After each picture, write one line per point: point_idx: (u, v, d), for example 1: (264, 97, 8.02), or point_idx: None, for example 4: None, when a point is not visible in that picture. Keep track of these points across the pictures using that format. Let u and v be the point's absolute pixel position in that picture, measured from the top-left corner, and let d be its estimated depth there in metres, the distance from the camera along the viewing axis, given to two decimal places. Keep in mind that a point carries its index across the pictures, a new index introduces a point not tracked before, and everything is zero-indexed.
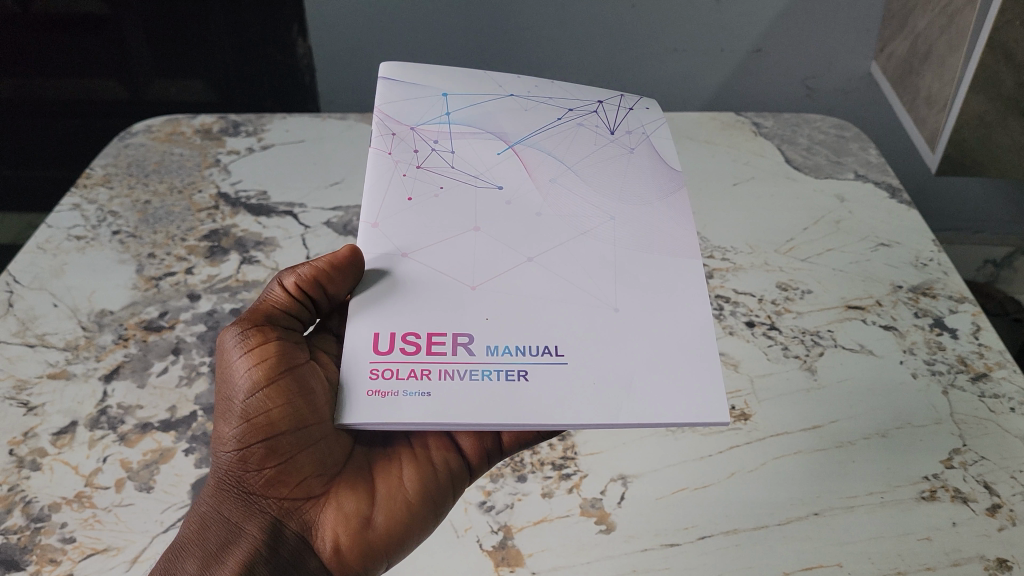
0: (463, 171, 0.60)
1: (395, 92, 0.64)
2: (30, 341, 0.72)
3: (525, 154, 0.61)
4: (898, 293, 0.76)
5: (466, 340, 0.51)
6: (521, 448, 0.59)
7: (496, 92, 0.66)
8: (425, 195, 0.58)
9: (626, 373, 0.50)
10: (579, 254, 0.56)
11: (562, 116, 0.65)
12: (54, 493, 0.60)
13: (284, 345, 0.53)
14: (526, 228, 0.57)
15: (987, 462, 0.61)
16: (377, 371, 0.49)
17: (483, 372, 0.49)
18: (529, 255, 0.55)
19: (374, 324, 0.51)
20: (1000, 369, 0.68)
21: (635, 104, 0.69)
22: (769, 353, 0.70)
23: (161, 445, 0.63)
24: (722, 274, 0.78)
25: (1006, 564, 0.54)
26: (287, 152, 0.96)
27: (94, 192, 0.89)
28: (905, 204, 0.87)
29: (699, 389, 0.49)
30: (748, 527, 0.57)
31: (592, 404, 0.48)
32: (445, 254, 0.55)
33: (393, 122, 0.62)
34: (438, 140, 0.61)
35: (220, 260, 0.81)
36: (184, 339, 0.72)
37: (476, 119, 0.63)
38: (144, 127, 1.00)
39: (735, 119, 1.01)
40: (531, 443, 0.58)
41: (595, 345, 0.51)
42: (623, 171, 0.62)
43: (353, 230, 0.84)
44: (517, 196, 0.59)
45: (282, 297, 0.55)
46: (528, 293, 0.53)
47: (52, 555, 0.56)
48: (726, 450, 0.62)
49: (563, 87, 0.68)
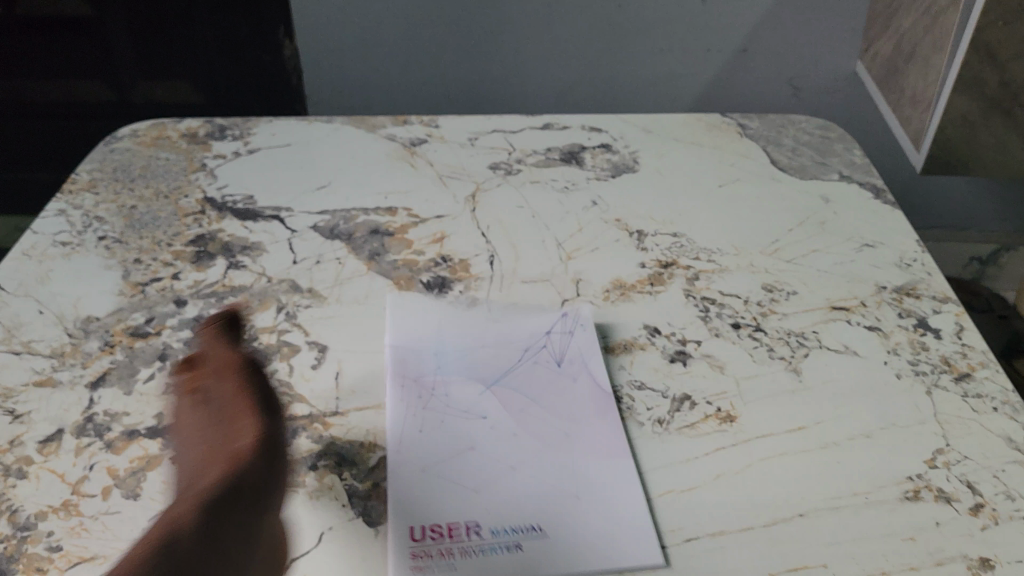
0: (455, 411, 0.66)
1: (395, 351, 0.71)
2: (15, 348, 0.71)
3: (502, 393, 0.68)
4: (882, 294, 0.76)
5: (475, 525, 0.58)
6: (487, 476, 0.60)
7: (470, 340, 0.73)
8: (413, 468, 0.62)
9: (591, 536, 0.57)
10: (533, 489, 0.60)
11: (521, 354, 0.71)
12: (41, 502, 0.60)
13: (234, 371, 0.65)
14: (498, 475, 0.61)
15: (969, 462, 0.61)
16: (417, 553, 0.56)
17: (490, 547, 0.57)
18: (510, 466, 0.62)
19: (403, 521, 0.58)
20: (983, 369, 0.68)
21: (575, 323, 0.74)
22: (754, 355, 0.70)
23: (148, 452, 0.64)
24: (707, 276, 0.78)
25: (989, 564, 0.55)
26: (272, 156, 0.96)
27: (79, 197, 0.89)
28: (889, 205, 0.88)
29: (643, 532, 0.57)
30: (734, 529, 0.57)
31: (567, 552, 0.56)
32: (436, 495, 0.60)
33: (398, 374, 0.69)
34: (437, 387, 0.68)
35: (206, 265, 0.81)
36: (170, 345, 0.72)
37: (463, 359, 0.71)
38: (130, 131, 1.00)
39: (722, 121, 1.02)
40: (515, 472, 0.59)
41: (567, 518, 0.58)
42: (581, 395, 0.67)
43: (340, 234, 0.84)
44: (498, 424, 0.65)
45: (207, 339, 0.69)
46: (512, 502, 0.60)
47: (38, 563, 0.56)
48: (712, 452, 0.62)
49: (520, 320, 0.75)
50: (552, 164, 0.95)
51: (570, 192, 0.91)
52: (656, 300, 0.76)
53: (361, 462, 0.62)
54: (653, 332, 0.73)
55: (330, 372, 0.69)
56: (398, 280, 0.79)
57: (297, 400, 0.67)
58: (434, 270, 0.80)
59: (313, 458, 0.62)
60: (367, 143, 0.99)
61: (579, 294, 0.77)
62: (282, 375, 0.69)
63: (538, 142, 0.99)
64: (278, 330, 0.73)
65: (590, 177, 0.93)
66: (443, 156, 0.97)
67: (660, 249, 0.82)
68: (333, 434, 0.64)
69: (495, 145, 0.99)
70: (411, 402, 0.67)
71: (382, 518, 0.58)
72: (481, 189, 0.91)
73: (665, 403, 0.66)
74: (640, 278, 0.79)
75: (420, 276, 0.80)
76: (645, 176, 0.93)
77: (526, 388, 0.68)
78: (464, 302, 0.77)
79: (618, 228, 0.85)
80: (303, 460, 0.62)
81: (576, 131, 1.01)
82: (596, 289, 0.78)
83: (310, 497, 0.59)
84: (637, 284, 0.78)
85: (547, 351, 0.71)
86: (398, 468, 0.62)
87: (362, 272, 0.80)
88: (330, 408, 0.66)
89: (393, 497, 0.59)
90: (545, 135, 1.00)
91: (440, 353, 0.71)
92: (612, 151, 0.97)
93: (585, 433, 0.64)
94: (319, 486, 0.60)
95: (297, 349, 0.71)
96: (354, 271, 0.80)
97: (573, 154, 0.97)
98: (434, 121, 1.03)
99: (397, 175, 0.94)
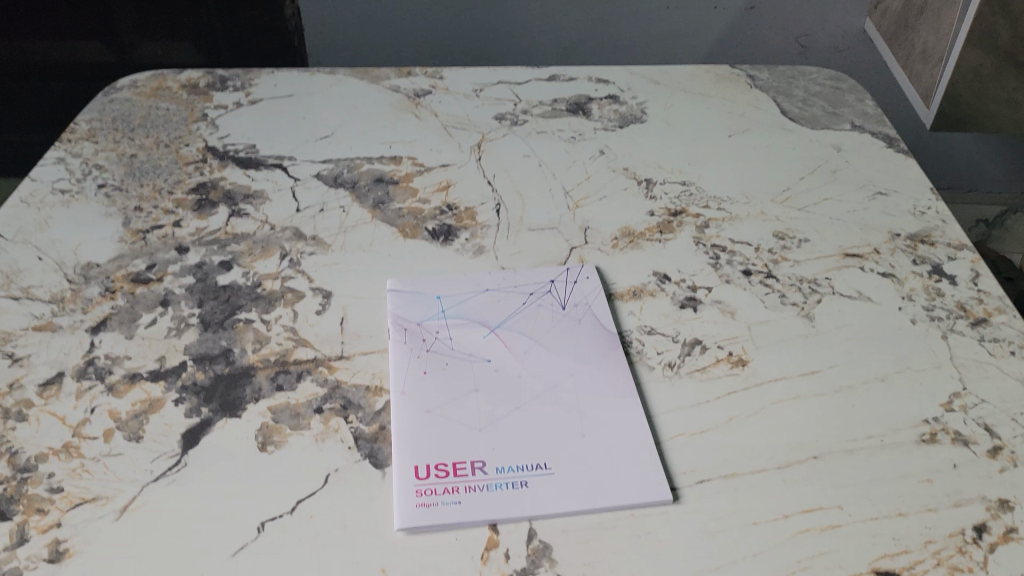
0: (460, 351, 0.65)
1: (396, 298, 0.70)
2: (14, 294, 0.70)
3: (506, 334, 0.67)
4: (896, 241, 0.76)
5: (480, 463, 0.56)
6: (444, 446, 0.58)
7: (473, 288, 0.71)
8: (418, 409, 0.60)
9: (596, 475, 0.56)
10: (537, 428, 0.59)
11: (525, 300, 0.70)
12: (41, 444, 0.58)
13: None
14: (504, 413, 0.60)
15: (987, 405, 0.60)
16: (421, 489, 0.55)
17: (495, 484, 0.55)
18: (516, 405, 0.61)
19: (409, 458, 0.57)
20: (1000, 314, 0.68)
21: (579, 274, 0.72)
22: (766, 301, 0.70)
23: (150, 395, 0.61)
24: (717, 224, 0.78)
25: (1008, 505, 0.54)
26: (274, 106, 0.95)
27: (78, 146, 0.88)
28: (901, 152, 0.89)
29: (650, 473, 0.56)
30: (747, 471, 0.56)
31: (573, 491, 0.54)
32: (442, 435, 0.58)
33: (401, 319, 0.68)
34: (440, 332, 0.67)
35: (208, 213, 0.79)
36: (172, 290, 0.71)
37: (468, 307, 0.69)
38: (129, 82, 0.98)
39: (731, 72, 1.02)
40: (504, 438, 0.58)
41: (574, 457, 0.57)
42: (583, 334, 0.66)
43: (344, 183, 0.83)
44: (504, 365, 0.64)
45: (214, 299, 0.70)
46: (518, 441, 0.58)
47: (39, 504, 0.54)
48: (724, 396, 0.61)
49: (524, 269, 0.73)
50: (559, 116, 0.94)
51: (577, 142, 0.90)
52: (665, 248, 0.75)
53: (367, 406, 0.61)
54: (662, 279, 0.72)
55: (335, 317, 0.68)
56: (403, 228, 0.78)
57: (301, 344, 0.66)
58: (439, 218, 0.79)
59: (319, 402, 0.61)
60: (370, 94, 0.97)
61: (587, 242, 0.76)
62: (286, 320, 0.68)
63: (544, 94, 0.98)
64: (282, 276, 0.72)
65: (598, 128, 0.92)
66: (448, 108, 0.95)
67: (670, 197, 0.82)
68: (338, 378, 0.63)
69: (501, 97, 0.98)
70: (415, 346, 0.66)
71: (388, 460, 0.57)
72: (488, 139, 0.90)
73: (676, 348, 0.65)
74: (649, 226, 0.78)
75: (426, 224, 0.78)
76: (654, 128, 0.92)
77: (532, 332, 0.67)
78: (471, 250, 0.75)
79: (627, 177, 0.85)
80: (308, 404, 0.61)
81: (582, 83, 1.00)
82: (604, 237, 0.77)
83: (316, 440, 0.58)
84: (647, 232, 0.77)
85: (554, 297, 0.70)
86: (402, 410, 0.60)
87: (367, 220, 0.79)
88: (336, 352, 0.65)
89: (399, 439, 0.58)
90: (551, 88, 0.99)
91: (444, 298, 0.70)
92: (620, 103, 0.97)
93: (592, 375, 0.63)
94: (324, 430, 0.59)
95: (301, 295, 0.70)
96: (359, 219, 0.79)
97: (580, 105, 0.96)
98: (438, 74, 1.02)
99: (401, 125, 0.92)
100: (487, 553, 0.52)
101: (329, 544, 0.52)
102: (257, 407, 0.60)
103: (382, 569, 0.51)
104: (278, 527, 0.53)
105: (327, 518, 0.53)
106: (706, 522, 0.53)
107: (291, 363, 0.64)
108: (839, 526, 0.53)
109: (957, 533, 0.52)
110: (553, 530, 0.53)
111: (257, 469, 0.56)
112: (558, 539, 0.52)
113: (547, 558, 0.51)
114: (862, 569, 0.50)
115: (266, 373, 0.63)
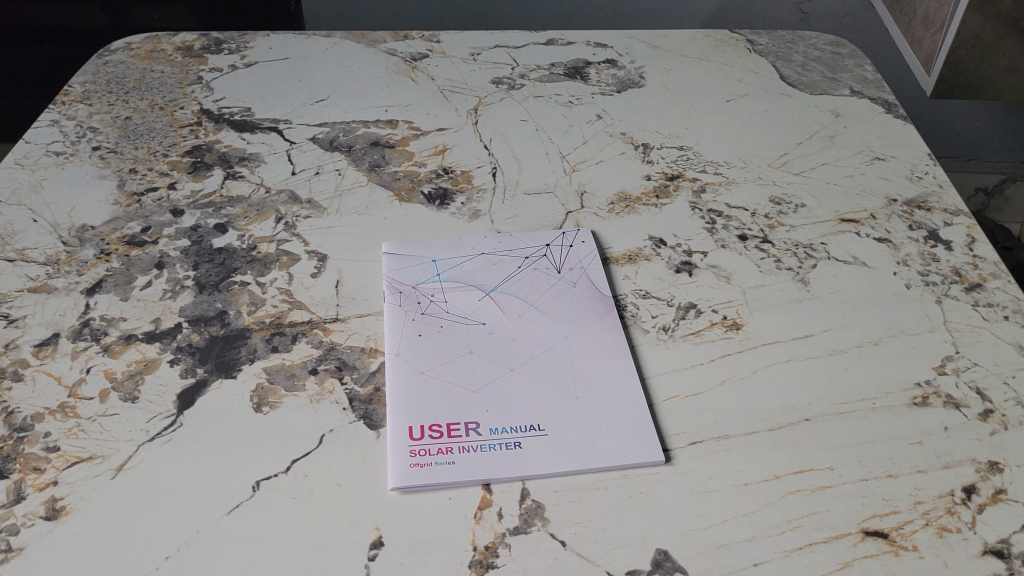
0: (456, 314, 0.65)
1: (392, 261, 0.70)
2: (9, 256, 0.70)
3: (501, 298, 0.67)
4: (892, 207, 0.76)
5: (474, 425, 0.57)
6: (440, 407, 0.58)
7: (469, 251, 0.71)
8: (413, 371, 0.60)
9: (590, 436, 0.56)
10: (532, 389, 0.59)
11: (520, 264, 0.70)
12: (37, 404, 0.58)
13: None
14: (498, 375, 0.60)
15: (979, 369, 0.61)
16: (415, 450, 0.55)
17: (489, 445, 0.55)
18: (510, 367, 0.61)
19: (403, 420, 0.57)
20: (994, 280, 0.68)
21: (575, 238, 0.72)
22: (761, 266, 0.70)
23: (146, 356, 0.61)
24: (714, 188, 0.78)
25: (997, 467, 0.54)
26: (270, 69, 0.94)
27: (72, 108, 0.87)
28: (900, 118, 0.89)
29: (642, 436, 0.56)
30: (738, 433, 0.56)
31: (567, 453, 0.55)
32: (437, 396, 0.59)
33: (396, 282, 0.68)
34: (435, 295, 0.67)
35: (203, 175, 0.79)
36: (168, 253, 0.71)
37: (463, 270, 0.69)
38: (123, 44, 0.98)
39: (730, 37, 1.02)
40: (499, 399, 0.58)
41: (568, 418, 0.57)
42: (578, 297, 0.67)
43: (340, 146, 0.83)
44: (499, 328, 0.64)
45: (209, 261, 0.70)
46: (513, 402, 0.58)
47: (35, 463, 0.54)
48: (717, 358, 0.61)
49: (519, 233, 0.73)
50: (556, 79, 0.94)
51: (574, 106, 0.90)
52: (661, 212, 0.75)
53: (361, 367, 0.61)
54: (658, 244, 0.72)
55: (330, 280, 0.68)
56: (399, 191, 0.78)
57: (297, 306, 0.66)
58: (435, 182, 0.79)
59: (314, 363, 0.61)
60: (367, 57, 0.97)
61: (583, 206, 0.76)
62: (281, 283, 0.68)
63: (541, 58, 0.98)
64: (277, 239, 0.72)
65: (595, 92, 0.92)
66: (444, 71, 0.95)
67: (667, 161, 0.81)
68: (333, 340, 0.63)
69: (498, 61, 0.97)
70: (410, 308, 0.66)
71: (383, 421, 0.57)
72: (485, 103, 0.90)
73: (670, 311, 0.66)
74: (645, 190, 0.78)
75: (421, 187, 0.78)
76: (652, 92, 0.92)
77: (527, 295, 0.67)
78: (467, 214, 0.75)
79: (624, 141, 0.84)
80: (303, 365, 0.61)
81: (580, 47, 1.00)
82: (600, 201, 0.77)
83: (311, 401, 0.58)
84: (643, 196, 0.77)
85: (549, 260, 0.70)
86: (398, 371, 0.60)
87: (363, 183, 0.79)
88: (331, 314, 0.65)
89: (394, 400, 0.58)
90: (549, 51, 0.99)
91: (439, 261, 0.70)
92: (618, 67, 0.96)
93: (587, 338, 0.63)
94: (319, 390, 0.59)
95: (296, 258, 0.70)
96: (354, 181, 0.79)
97: (577, 69, 0.96)
98: (435, 37, 1.02)
99: (398, 88, 0.92)
100: (479, 512, 0.52)
101: (323, 503, 0.52)
102: (252, 368, 0.61)
103: (375, 527, 0.51)
104: (273, 486, 0.53)
105: (321, 477, 0.54)
106: (698, 483, 0.53)
107: (286, 325, 0.64)
108: (828, 487, 0.53)
109: (946, 494, 0.53)
110: (545, 490, 0.53)
111: (252, 429, 0.56)
112: (550, 499, 0.53)
113: (540, 517, 0.52)
114: (852, 529, 0.51)
115: (261, 334, 0.63)
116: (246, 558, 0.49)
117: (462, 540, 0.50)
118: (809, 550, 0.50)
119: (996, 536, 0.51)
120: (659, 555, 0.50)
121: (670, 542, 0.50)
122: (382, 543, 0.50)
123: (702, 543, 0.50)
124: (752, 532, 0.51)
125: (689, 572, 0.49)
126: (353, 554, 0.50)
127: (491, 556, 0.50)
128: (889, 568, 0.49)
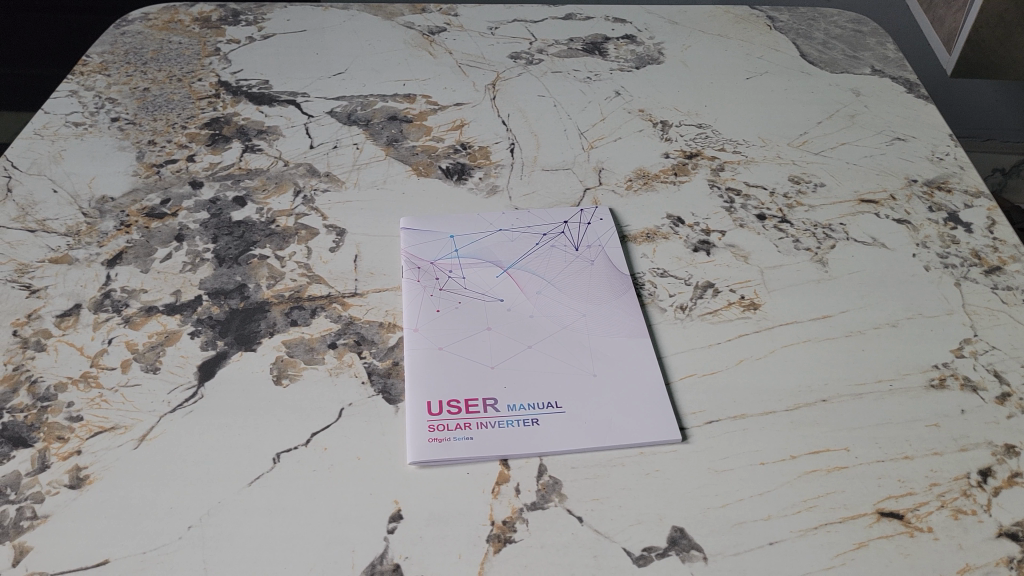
0: (473, 290, 0.66)
1: (411, 236, 0.70)
2: (30, 226, 0.70)
3: (518, 275, 0.67)
4: (912, 187, 0.76)
5: (492, 401, 0.57)
6: (460, 384, 0.58)
7: (487, 228, 0.71)
8: (432, 347, 0.61)
9: (607, 414, 0.56)
10: (550, 365, 0.59)
11: (537, 242, 0.70)
12: (60, 373, 0.58)
13: None
14: (516, 353, 0.60)
15: (998, 352, 0.61)
16: (435, 425, 0.55)
17: (507, 422, 0.56)
18: (528, 344, 0.61)
19: (424, 395, 0.57)
20: (1014, 263, 0.68)
21: (593, 216, 0.72)
22: (780, 246, 0.70)
23: (166, 328, 0.62)
24: (733, 166, 0.78)
25: (1013, 450, 0.55)
26: (287, 41, 0.94)
27: (91, 79, 0.87)
28: (921, 98, 0.88)
29: (658, 415, 0.56)
30: (755, 413, 0.56)
31: (584, 431, 0.55)
32: (456, 371, 0.59)
33: (415, 258, 0.68)
34: (453, 271, 0.67)
35: (221, 148, 0.79)
36: (187, 225, 0.71)
37: (481, 249, 0.69)
38: (141, 14, 0.98)
39: (750, 14, 1.01)
40: (518, 377, 0.59)
41: (585, 395, 0.57)
42: (595, 276, 0.67)
43: (357, 120, 0.83)
44: (517, 305, 0.64)
45: (227, 237, 0.70)
46: (530, 378, 0.59)
47: (59, 432, 0.55)
48: (734, 338, 0.62)
49: (536, 210, 0.73)
50: (575, 55, 0.93)
51: (592, 82, 0.89)
52: (679, 190, 0.75)
53: (380, 342, 0.61)
54: (676, 222, 0.72)
55: (349, 255, 0.68)
56: (417, 166, 0.78)
57: (316, 281, 0.66)
58: (453, 157, 0.79)
59: (334, 337, 0.62)
60: (384, 30, 0.96)
61: (601, 182, 0.76)
62: (299, 257, 0.68)
63: (560, 33, 0.97)
64: (296, 213, 0.72)
65: (614, 68, 0.91)
66: (463, 45, 0.94)
67: (685, 140, 0.81)
68: (352, 314, 0.63)
69: (516, 35, 0.97)
70: (428, 284, 0.66)
71: (401, 396, 0.58)
72: (503, 77, 0.89)
73: (687, 290, 0.66)
74: (664, 167, 0.78)
75: (440, 162, 0.78)
76: (671, 68, 0.91)
77: (544, 273, 0.67)
78: (485, 190, 0.75)
79: (642, 118, 0.84)
80: (323, 339, 0.61)
81: (599, 22, 0.99)
82: (619, 178, 0.77)
83: (330, 374, 0.59)
84: (661, 174, 0.77)
85: (567, 238, 0.70)
86: (417, 346, 0.61)
87: (381, 157, 0.79)
88: (349, 289, 0.65)
89: (413, 375, 0.59)
90: (568, 26, 0.99)
91: (457, 237, 0.70)
92: (636, 43, 0.95)
93: (604, 316, 0.63)
94: (338, 364, 0.60)
95: (315, 232, 0.70)
96: (372, 156, 0.79)
97: (596, 45, 0.95)
98: (453, 10, 1.01)
99: (415, 62, 0.91)
100: (497, 487, 0.52)
101: (343, 477, 0.53)
102: (272, 341, 0.61)
103: (394, 500, 0.52)
104: (293, 458, 0.54)
105: (341, 450, 0.54)
106: (714, 461, 0.54)
107: (305, 299, 0.64)
108: (845, 467, 0.53)
109: (962, 477, 0.53)
110: (562, 466, 0.54)
111: (272, 402, 0.57)
112: (567, 475, 0.53)
113: (557, 493, 0.52)
114: (867, 510, 0.51)
115: (281, 308, 0.64)
116: (266, 529, 0.50)
117: (479, 514, 0.51)
118: (825, 529, 0.50)
119: (1011, 519, 0.51)
120: (675, 532, 0.50)
121: (686, 520, 0.51)
122: (401, 516, 0.51)
123: (719, 521, 0.51)
124: (768, 511, 0.51)
125: (704, 549, 0.49)
126: (372, 527, 0.50)
127: (509, 531, 0.50)
128: (904, 549, 0.49)
